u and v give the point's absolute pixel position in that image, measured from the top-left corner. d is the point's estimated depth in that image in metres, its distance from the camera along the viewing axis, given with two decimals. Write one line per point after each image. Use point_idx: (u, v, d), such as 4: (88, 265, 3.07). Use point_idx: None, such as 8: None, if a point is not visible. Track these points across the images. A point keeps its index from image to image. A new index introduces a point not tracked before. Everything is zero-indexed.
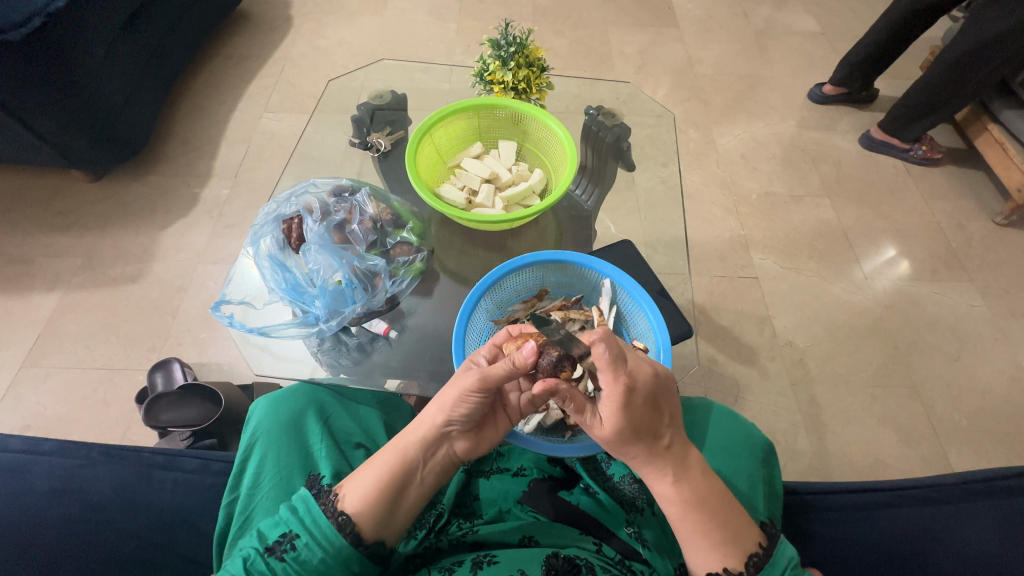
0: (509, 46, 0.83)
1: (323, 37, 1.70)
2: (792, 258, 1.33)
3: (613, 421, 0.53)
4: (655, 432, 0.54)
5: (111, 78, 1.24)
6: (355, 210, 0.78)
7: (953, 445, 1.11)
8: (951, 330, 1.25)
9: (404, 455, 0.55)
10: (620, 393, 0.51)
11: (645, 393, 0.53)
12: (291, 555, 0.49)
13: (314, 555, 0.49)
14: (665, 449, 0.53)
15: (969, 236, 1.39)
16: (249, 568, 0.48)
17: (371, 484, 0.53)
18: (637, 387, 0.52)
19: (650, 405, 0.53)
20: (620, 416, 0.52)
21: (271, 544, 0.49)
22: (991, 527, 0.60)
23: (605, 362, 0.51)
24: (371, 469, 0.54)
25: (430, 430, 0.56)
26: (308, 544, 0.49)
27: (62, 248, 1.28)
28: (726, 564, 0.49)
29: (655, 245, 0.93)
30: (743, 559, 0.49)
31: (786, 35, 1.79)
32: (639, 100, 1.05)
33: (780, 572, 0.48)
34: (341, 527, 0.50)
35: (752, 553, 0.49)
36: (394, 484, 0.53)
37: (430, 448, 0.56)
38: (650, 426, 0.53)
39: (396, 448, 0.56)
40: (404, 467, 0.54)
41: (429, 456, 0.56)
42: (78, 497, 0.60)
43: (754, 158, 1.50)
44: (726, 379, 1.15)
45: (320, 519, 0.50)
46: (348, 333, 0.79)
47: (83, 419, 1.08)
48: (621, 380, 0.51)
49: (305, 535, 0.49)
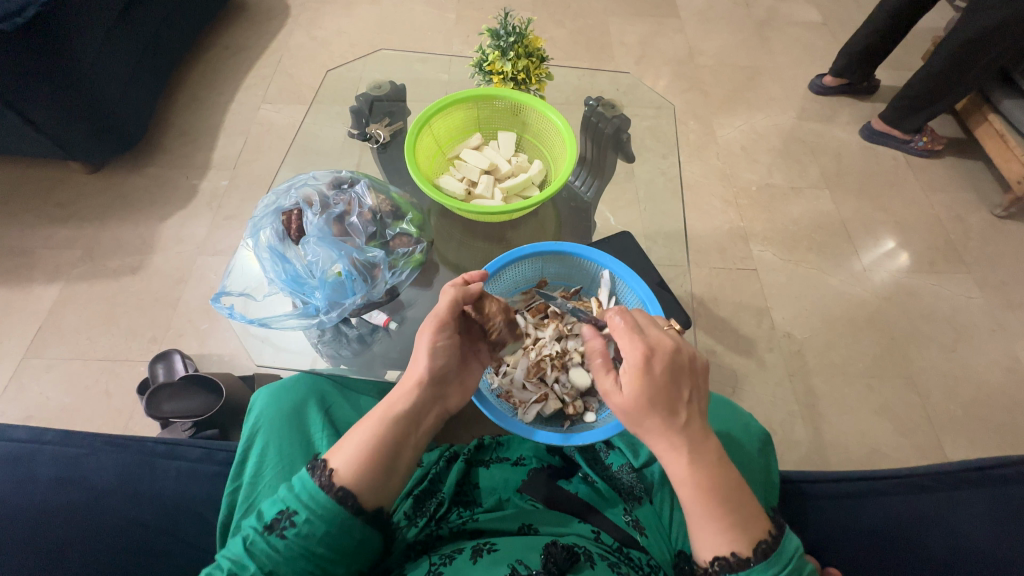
0: (508, 36, 0.82)
1: (321, 27, 1.69)
2: (791, 250, 1.34)
3: (629, 388, 0.51)
4: (674, 402, 0.51)
5: (107, 68, 1.23)
6: (354, 202, 0.78)
7: (948, 435, 1.12)
8: (949, 322, 1.25)
9: (391, 420, 0.55)
10: (638, 359, 0.51)
11: (665, 363, 0.51)
12: (293, 532, 0.48)
13: (316, 528, 0.48)
14: (681, 426, 0.51)
15: (968, 228, 1.39)
16: (251, 547, 0.48)
17: (361, 451, 0.53)
18: (655, 353, 0.51)
19: (670, 378, 0.51)
20: (638, 386, 0.50)
21: (270, 522, 0.49)
22: (984, 516, 0.62)
23: (621, 327, 0.53)
24: (359, 437, 0.54)
25: (416, 392, 0.58)
26: (308, 519, 0.49)
27: (61, 240, 1.28)
28: (733, 549, 0.48)
29: (654, 237, 0.93)
30: (752, 544, 0.48)
31: (787, 25, 1.78)
32: (640, 91, 1.04)
33: (787, 559, 0.47)
34: (341, 500, 0.49)
35: (761, 540, 0.48)
36: (388, 447, 0.54)
37: (420, 410, 0.58)
38: (669, 401, 0.51)
39: (381, 414, 0.56)
40: (393, 430, 0.55)
41: (420, 417, 0.58)
42: (83, 485, 0.60)
43: (754, 149, 1.49)
44: (724, 370, 1.16)
45: (317, 493, 0.49)
46: (348, 324, 0.79)
47: (85, 409, 1.08)
48: (639, 345, 0.51)
49: (303, 511, 0.49)
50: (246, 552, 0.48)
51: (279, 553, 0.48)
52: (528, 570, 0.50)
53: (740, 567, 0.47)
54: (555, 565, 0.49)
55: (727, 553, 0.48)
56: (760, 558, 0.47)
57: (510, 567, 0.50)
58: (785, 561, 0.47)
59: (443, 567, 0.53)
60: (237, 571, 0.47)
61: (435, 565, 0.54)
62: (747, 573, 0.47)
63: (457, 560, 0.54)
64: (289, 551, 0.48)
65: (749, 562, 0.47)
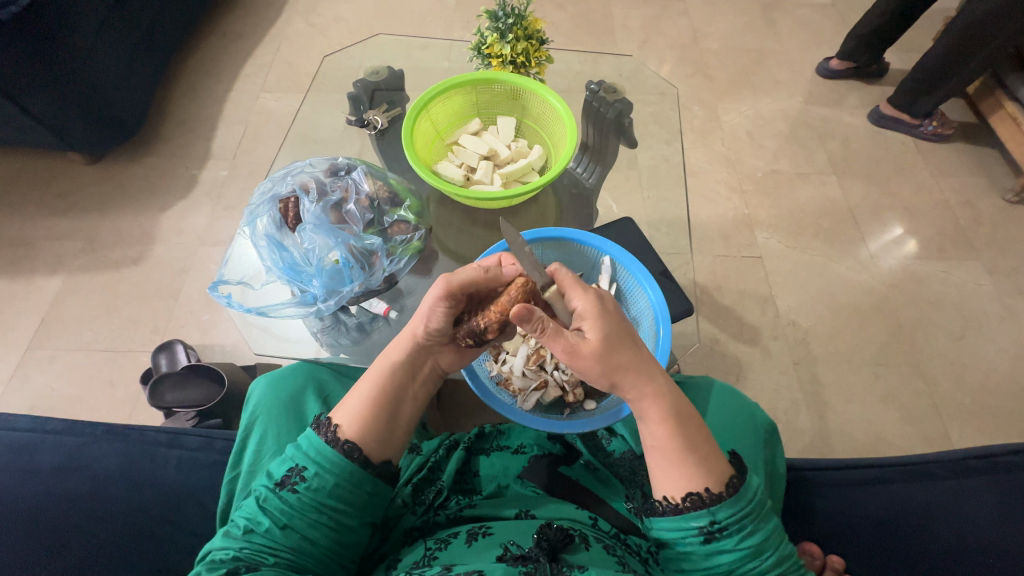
0: (506, 18, 0.81)
1: (319, 14, 1.67)
2: (797, 237, 1.32)
3: (595, 330, 0.52)
4: (631, 336, 0.54)
5: (104, 57, 1.22)
6: (351, 189, 0.78)
7: (955, 423, 1.10)
8: (957, 309, 1.23)
9: (388, 374, 0.56)
10: (593, 300, 0.54)
11: (612, 303, 0.56)
12: (303, 486, 0.49)
13: (326, 481, 0.49)
14: (646, 359, 0.54)
15: (978, 214, 1.36)
16: (265, 504, 0.49)
17: (362, 406, 0.53)
18: (604, 297, 0.55)
19: (622, 318, 0.55)
20: (602, 323, 0.53)
21: (280, 479, 0.50)
22: (990, 504, 0.61)
23: (569, 278, 0.55)
24: (358, 393, 0.54)
25: (411, 346, 0.58)
26: (318, 473, 0.49)
27: (62, 231, 1.28)
28: (706, 486, 0.48)
29: (657, 224, 0.92)
30: (723, 480, 0.49)
31: (795, 7, 1.74)
32: (643, 76, 1.02)
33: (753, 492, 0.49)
34: (348, 454, 0.50)
35: (730, 476, 0.49)
36: (387, 401, 0.54)
37: (416, 362, 0.58)
38: (628, 334, 0.54)
39: (377, 369, 0.56)
40: (392, 385, 0.56)
41: (416, 370, 0.58)
42: (84, 474, 0.60)
43: (759, 135, 1.47)
44: (728, 359, 1.15)
45: (324, 449, 0.50)
46: (347, 312, 0.78)
47: (90, 399, 1.09)
48: (590, 290, 0.55)
49: (312, 466, 0.50)
50: (259, 509, 0.49)
51: (292, 507, 0.48)
52: (520, 550, 0.51)
53: (713, 502, 0.48)
54: (547, 544, 0.50)
55: (700, 489, 0.48)
56: (730, 493, 0.48)
57: (503, 548, 0.52)
58: (751, 496, 0.49)
59: (438, 551, 0.53)
60: (253, 528, 0.48)
61: (431, 549, 0.54)
62: (717, 508, 0.47)
63: (453, 544, 0.53)
64: (301, 504, 0.49)
65: (721, 497, 0.48)
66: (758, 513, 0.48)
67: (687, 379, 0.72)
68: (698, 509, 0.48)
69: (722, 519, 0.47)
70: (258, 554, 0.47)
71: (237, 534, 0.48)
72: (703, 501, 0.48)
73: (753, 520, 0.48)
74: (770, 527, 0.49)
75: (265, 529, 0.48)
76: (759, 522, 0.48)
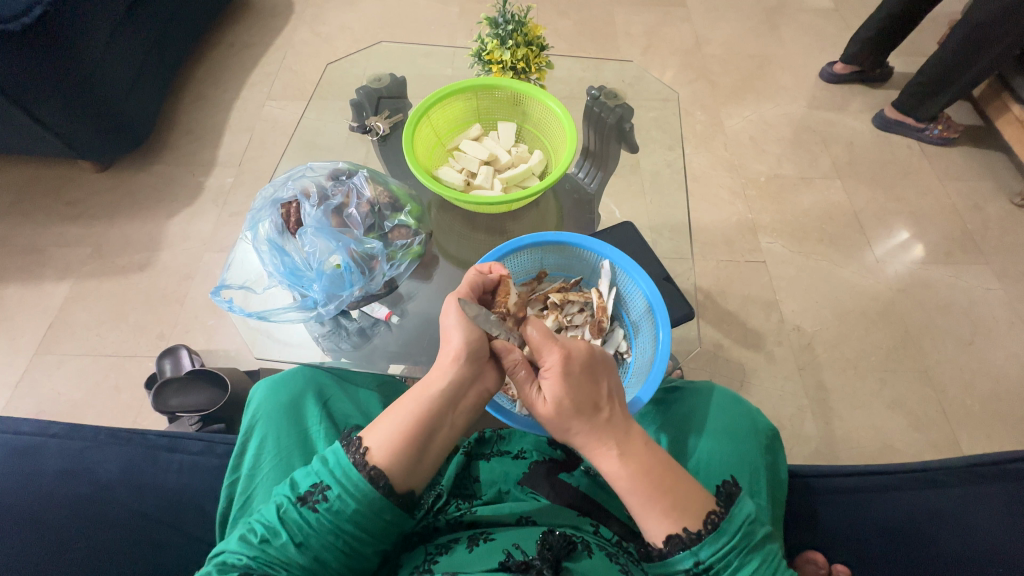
0: (507, 24, 0.81)
1: (324, 23, 1.69)
2: (801, 242, 1.31)
3: (553, 394, 0.52)
4: (593, 403, 0.52)
5: (113, 67, 1.24)
6: (352, 194, 0.78)
7: (964, 430, 1.09)
8: (965, 314, 1.22)
9: (428, 401, 0.54)
10: (558, 361, 0.53)
11: (581, 361, 0.54)
12: (325, 506, 0.48)
13: (347, 505, 0.48)
14: (607, 421, 0.51)
15: (985, 218, 1.35)
16: (284, 516, 0.48)
17: (396, 433, 0.52)
18: (572, 354, 0.54)
19: (591, 374, 0.54)
20: (562, 385, 0.52)
21: (303, 493, 0.49)
22: (999, 512, 0.60)
23: (537, 339, 0.54)
24: (394, 419, 0.53)
25: (455, 371, 0.56)
26: (341, 494, 0.49)
27: (72, 237, 1.30)
28: (685, 525, 0.47)
29: (660, 229, 0.91)
30: (702, 517, 0.47)
31: (798, 13, 1.74)
32: (645, 82, 1.02)
33: (737, 527, 0.47)
34: (374, 479, 0.49)
35: (711, 512, 0.48)
36: (422, 429, 0.53)
37: (460, 391, 0.56)
38: (590, 397, 0.52)
39: (418, 396, 0.55)
40: (429, 412, 0.54)
41: (459, 399, 0.56)
42: (87, 478, 0.60)
43: (763, 139, 1.47)
44: (732, 365, 1.14)
45: (350, 470, 0.50)
46: (348, 317, 0.79)
47: (96, 404, 1.10)
48: (555, 350, 0.53)
49: (336, 486, 0.49)
50: (279, 521, 0.48)
51: (310, 526, 0.48)
52: (523, 557, 0.51)
53: (694, 542, 0.46)
54: (551, 552, 0.49)
55: (680, 530, 0.47)
56: (709, 530, 0.47)
57: (505, 553, 0.51)
58: (734, 529, 0.47)
59: (439, 555, 0.53)
60: (269, 539, 0.47)
61: (431, 555, 0.53)
62: (701, 548, 0.46)
63: (454, 550, 0.53)
64: (319, 525, 0.48)
65: (701, 536, 0.46)
66: (745, 546, 0.47)
67: (686, 385, 0.72)
68: (681, 551, 0.46)
69: (705, 558, 0.46)
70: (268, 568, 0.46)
71: (252, 540, 0.47)
72: (686, 540, 0.46)
73: (738, 554, 0.47)
74: (758, 558, 0.47)
75: (281, 543, 0.47)
76: (745, 554, 0.47)
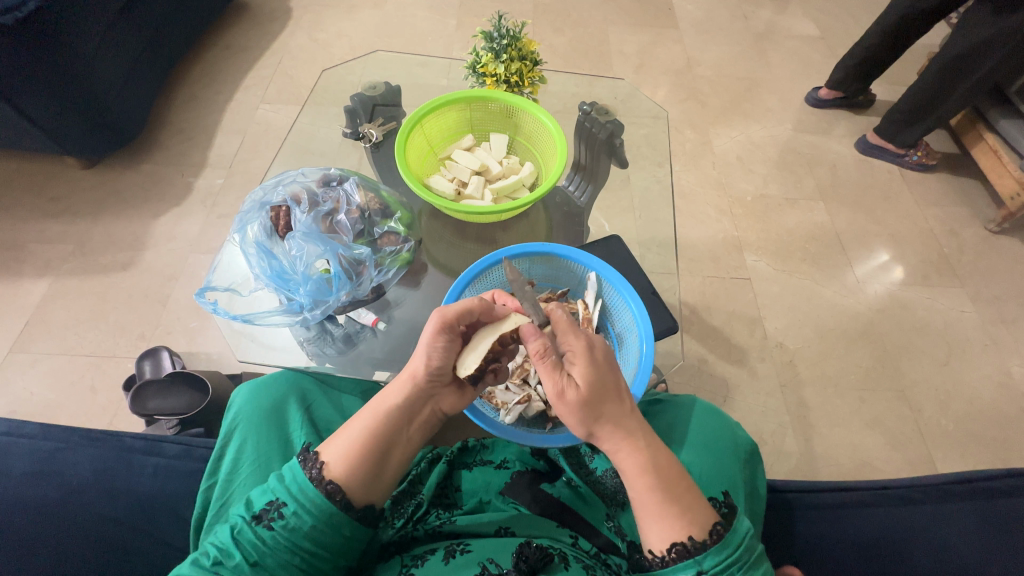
0: (502, 38, 0.83)
1: (322, 29, 1.70)
2: (785, 260, 1.33)
3: (583, 382, 0.51)
4: (618, 390, 0.53)
5: (104, 63, 1.23)
6: (342, 200, 0.79)
7: (940, 449, 1.11)
8: (941, 336, 1.25)
9: (384, 417, 0.54)
10: (583, 348, 0.53)
11: (605, 351, 0.54)
12: (280, 524, 0.47)
13: (303, 521, 0.48)
14: (630, 410, 0.53)
15: (961, 242, 1.39)
16: (238, 536, 0.47)
17: (352, 448, 0.51)
18: (595, 345, 0.54)
19: (613, 363, 0.54)
20: (592, 371, 0.52)
21: (258, 512, 0.48)
22: (970, 529, 0.61)
23: (563, 322, 0.54)
24: (350, 432, 0.53)
25: (410, 388, 0.56)
26: (296, 511, 0.48)
27: (54, 234, 1.27)
28: (690, 533, 0.47)
29: (648, 244, 0.92)
30: (707, 527, 0.47)
31: (786, 39, 1.79)
32: (637, 100, 1.04)
33: (739, 539, 0.47)
34: (329, 496, 0.49)
35: (715, 522, 0.47)
36: (379, 444, 0.53)
37: (414, 406, 0.56)
38: (614, 386, 0.53)
39: (372, 411, 0.55)
40: (384, 428, 0.54)
41: (415, 414, 0.56)
42: (57, 480, 0.59)
43: (749, 160, 1.50)
44: (716, 380, 1.15)
45: (306, 486, 0.49)
46: (334, 322, 0.78)
47: (70, 405, 1.07)
48: (581, 337, 0.53)
49: (292, 503, 0.48)
50: (231, 539, 0.47)
51: (265, 544, 0.47)
52: (498, 570, 0.50)
53: (698, 550, 0.46)
54: (525, 564, 0.49)
55: (684, 538, 0.47)
56: (714, 540, 0.46)
57: (481, 566, 0.51)
58: (737, 542, 0.47)
59: (415, 566, 0.52)
60: (223, 560, 0.46)
61: (407, 566, 0.53)
62: (703, 558, 0.46)
63: (430, 560, 0.53)
64: (274, 543, 0.47)
65: (705, 545, 0.46)
66: (746, 560, 0.46)
67: (670, 397, 0.73)
68: (684, 560, 0.46)
69: (709, 569, 0.45)
70: None
71: (205, 563, 0.46)
72: (687, 549, 0.46)
73: (740, 568, 0.46)
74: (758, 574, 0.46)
75: (235, 563, 0.46)
76: (747, 569, 0.46)
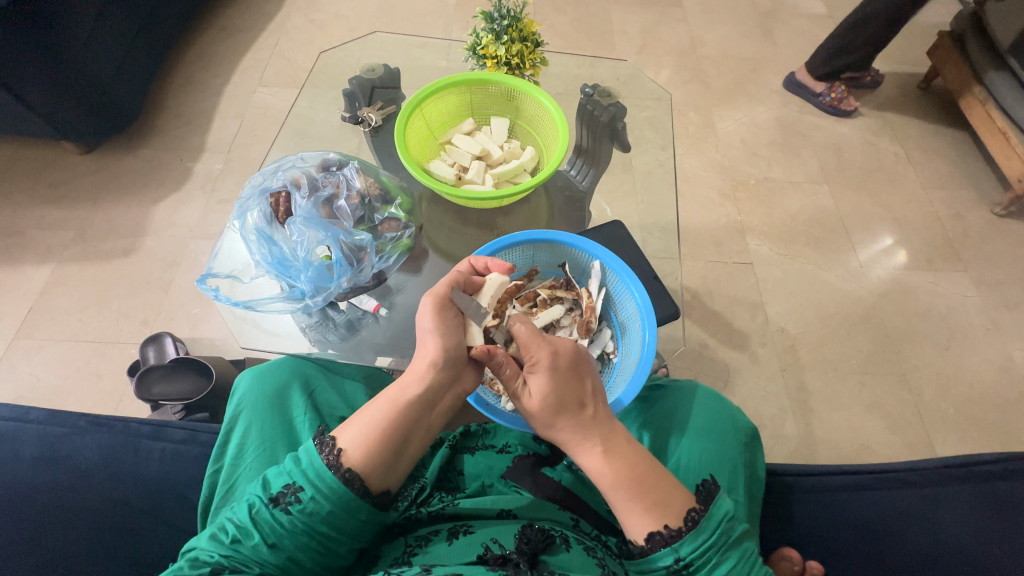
0: (502, 19, 0.81)
1: (319, 10, 1.67)
2: (788, 245, 1.33)
3: (540, 390, 0.53)
4: (579, 400, 0.53)
5: (99, 46, 1.21)
6: (342, 185, 0.79)
7: (939, 432, 1.11)
8: (944, 320, 1.25)
9: (400, 406, 0.54)
10: (547, 357, 0.54)
11: (568, 357, 0.56)
12: (297, 508, 0.48)
13: (321, 506, 0.48)
14: (592, 417, 0.52)
15: (966, 226, 1.38)
16: (256, 517, 0.48)
17: (367, 436, 0.52)
18: (559, 350, 0.56)
19: (576, 363, 0.56)
20: (551, 382, 0.53)
21: (276, 495, 0.49)
22: (966, 511, 0.61)
23: (525, 336, 0.56)
24: (366, 419, 0.53)
25: (429, 378, 0.56)
26: (314, 496, 0.48)
27: (54, 221, 1.27)
28: (665, 522, 0.47)
29: (650, 229, 0.92)
30: (682, 514, 0.48)
31: (793, 17, 1.76)
32: (640, 82, 1.03)
33: (714, 525, 0.47)
34: (348, 482, 0.49)
35: (691, 508, 0.48)
36: (394, 430, 0.53)
37: (436, 393, 0.57)
38: (576, 394, 0.53)
39: (390, 400, 0.55)
40: (402, 415, 0.54)
41: (437, 401, 0.57)
42: (67, 464, 0.60)
43: (753, 142, 1.48)
44: (717, 364, 1.16)
45: (323, 472, 0.49)
46: (336, 309, 0.79)
47: (77, 391, 1.08)
48: (544, 347, 0.55)
49: (310, 488, 0.49)
50: (250, 520, 0.48)
51: (283, 527, 0.48)
52: (501, 551, 0.51)
53: (674, 539, 0.47)
54: (528, 546, 0.50)
55: (661, 527, 0.47)
56: (690, 527, 0.47)
57: (483, 547, 0.52)
58: (713, 527, 0.47)
59: (419, 548, 0.53)
60: (240, 538, 0.47)
61: (411, 547, 0.54)
62: (680, 545, 0.47)
63: (433, 543, 0.54)
64: (292, 526, 0.48)
65: (681, 533, 0.47)
66: (723, 543, 0.47)
67: (671, 383, 0.73)
68: (662, 548, 0.47)
69: (686, 555, 0.46)
70: (243, 569, 0.46)
71: (223, 540, 0.47)
72: (665, 538, 0.47)
73: (717, 551, 0.47)
74: (739, 554, 0.48)
75: (253, 544, 0.47)
76: (724, 552, 0.47)
